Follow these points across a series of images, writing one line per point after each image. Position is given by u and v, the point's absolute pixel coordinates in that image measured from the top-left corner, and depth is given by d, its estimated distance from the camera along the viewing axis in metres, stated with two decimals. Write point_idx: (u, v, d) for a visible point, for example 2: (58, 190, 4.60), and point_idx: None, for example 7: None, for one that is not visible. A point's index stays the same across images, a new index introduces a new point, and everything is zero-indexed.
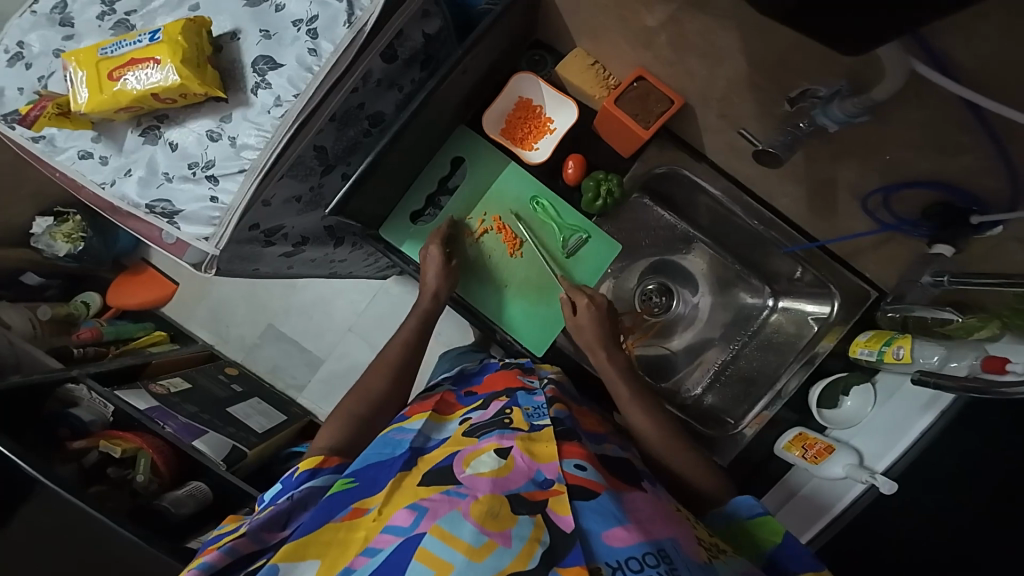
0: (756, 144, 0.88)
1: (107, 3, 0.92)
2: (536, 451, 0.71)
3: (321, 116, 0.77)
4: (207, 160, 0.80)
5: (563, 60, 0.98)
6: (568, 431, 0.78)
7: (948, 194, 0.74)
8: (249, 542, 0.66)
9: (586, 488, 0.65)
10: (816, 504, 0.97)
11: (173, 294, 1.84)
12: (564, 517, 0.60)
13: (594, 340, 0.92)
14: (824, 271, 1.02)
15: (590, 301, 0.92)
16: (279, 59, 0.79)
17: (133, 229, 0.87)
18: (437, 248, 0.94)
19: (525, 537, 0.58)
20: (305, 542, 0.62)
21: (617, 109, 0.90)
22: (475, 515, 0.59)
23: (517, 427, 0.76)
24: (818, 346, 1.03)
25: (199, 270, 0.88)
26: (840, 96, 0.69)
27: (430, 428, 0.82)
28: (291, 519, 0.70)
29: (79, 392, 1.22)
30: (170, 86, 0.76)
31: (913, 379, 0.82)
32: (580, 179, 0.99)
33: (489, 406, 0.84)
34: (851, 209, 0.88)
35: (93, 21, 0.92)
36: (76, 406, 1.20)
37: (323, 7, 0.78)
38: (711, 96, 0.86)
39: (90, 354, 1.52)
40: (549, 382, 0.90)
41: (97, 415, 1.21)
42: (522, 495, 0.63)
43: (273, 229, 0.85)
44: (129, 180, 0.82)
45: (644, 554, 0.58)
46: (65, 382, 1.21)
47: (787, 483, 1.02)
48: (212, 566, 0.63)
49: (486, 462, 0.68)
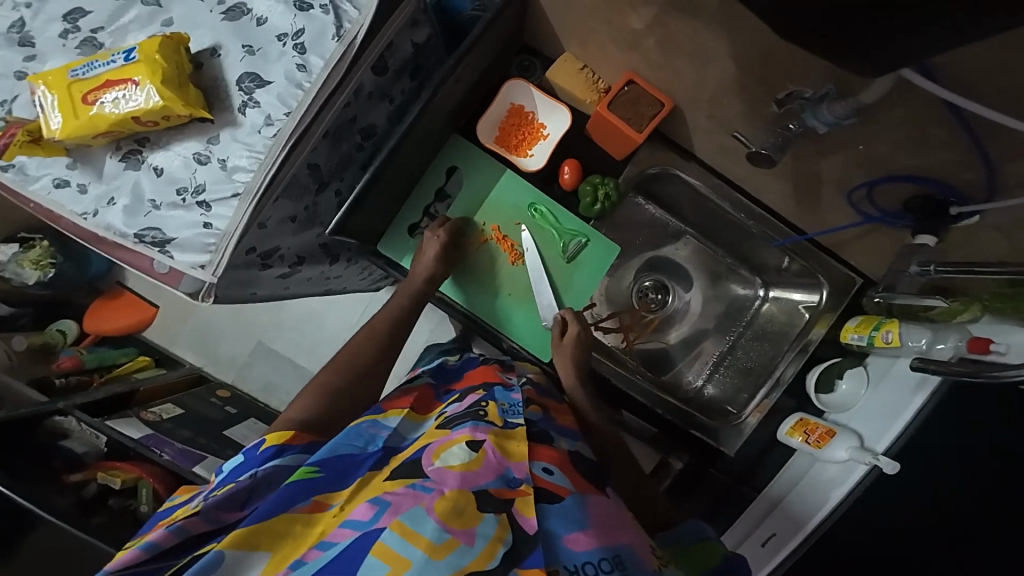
0: (750, 147, 0.88)
1: (71, 20, 0.88)
2: (508, 449, 0.72)
3: (315, 134, 0.75)
4: (197, 185, 0.77)
5: (551, 66, 0.96)
6: (541, 432, 0.80)
7: (931, 187, 0.78)
8: (200, 522, 0.64)
9: (551, 492, 0.68)
10: (792, 519, 0.96)
11: (155, 317, 1.78)
12: (529, 519, 0.62)
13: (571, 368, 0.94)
14: (813, 262, 1.04)
15: (579, 330, 0.93)
16: (266, 75, 0.76)
17: (129, 263, 0.82)
18: (442, 235, 0.93)
19: (489, 535, 0.59)
20: (256, 532, 0.60)
21: (610, 113, 0.90)
22: (439, 511, 0.59)
23: (492, 420, 0.76)
24: (811, 333, 1.07)
25: (196, 299, 0.83)
26: (829, 99, 0.72)
27: (405, 427, 0.82)
28: (250, 501, 0.68)
29: (68, 424, 1.19)
30: (152, 108, 0.72)
31: (913, 364, 0.84)
32: (576, 184, 0.99)
33: (465, 398, 0.84)
34: (837, 203, 0.91)
35: (57, 39, 0.88)
36: (67, 438, 1.17)
37: (309, 20, 0.76)
38: (702, 98, 0.87)
39: (73, 384, 1.47)
40: (527, 383, 0.92)
41: (90, 446, 1.20)
42: (490, 493, 0.64)
43: (268, 251, 0.82)
44: (113, 209, 0.78)
45: (601, 560, 0.61)
46: (52, 414, 1.14)
47: (770, 495, 1.04)
48: (157, 545, 0.62)
49: (457, 455, 0.68)
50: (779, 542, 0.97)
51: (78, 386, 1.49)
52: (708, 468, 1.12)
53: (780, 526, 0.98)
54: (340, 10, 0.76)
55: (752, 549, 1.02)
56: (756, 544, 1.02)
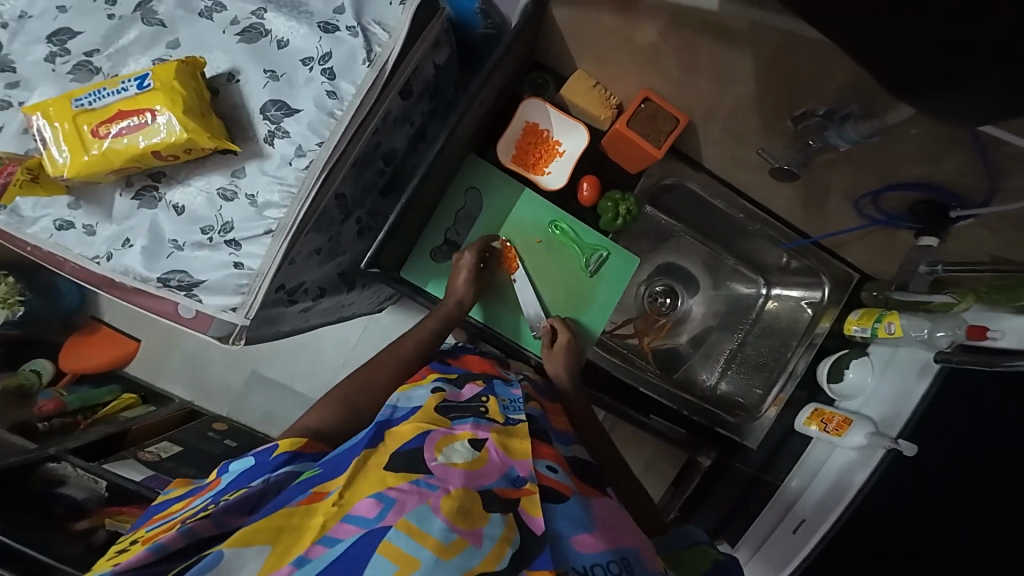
0: (774, 162, 0.94)
1: (57, 41, 0.81)
2: (512, 448, 0.69)
3: (346, 164, 0.73)
4: (224, 223, 0.74)
5: (566, 82, 0.97)
6: (541, 430, 0.78)
7: (936, 194, 0.85)
8: (210, 525, 0.57)
9: (556, 490, 0.65)
10: (813, 516, 0.98)
11: (136, 351, 1.67)
12: (535, 519, 0.59)
13: (564, 374, 0.93)
14: (814, 261, 1.09)
15: (569, 339, 0.93)
16: (294, 103, 0.73)
17: (149, 310, 0.79)
18: (471, 254, 0.92)
19: (496, 537, 0.55)
20: (255, 526, 0.54)
21: (629, 130, 0.92)
22: (445, 510, 0.56)
23: (493, 418, 0.74)
24: (817, 328, 1.12)
25: (225, 343, 0.80)
26: (853, 118, 0.79)
27: (399, 398, 0.78)
28: (260, 505, 0.61)
29: (64, 470, 1.11)
30: (175, 141, 0.69)
31: (938, 357, 0.90)
32: (595, 200, 1.02)
33: (465, 387, 0.82)
34: (843, 209, 0.96)
35: (43, 63, 0.81)
36: (64, 485, 1.10)
37: (336, 44, 0.73)
38: (718, 110, 0.90)
39: (58, 426, 1.38)
40: (524, 379, 0.91)
41: (90, 491, 1.12)
42: (494, 492, 0.61)
43: (294, 286, 0.79)
44: (131, 252, 0.75)
45: (609, 562, 0.59)
46: (45, 462, 1.09)
47: (795, 485, 1.05)
48: (165, 547, 0.54)
49: (459, 452, 0.65)
50: (809, 529, 0.97)
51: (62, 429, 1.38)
52: (731, 460, 1.17)
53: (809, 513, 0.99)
54: (369, 33, 0.74)
55: (781, 537, 1.01)
56: (784, 534, 1.01)
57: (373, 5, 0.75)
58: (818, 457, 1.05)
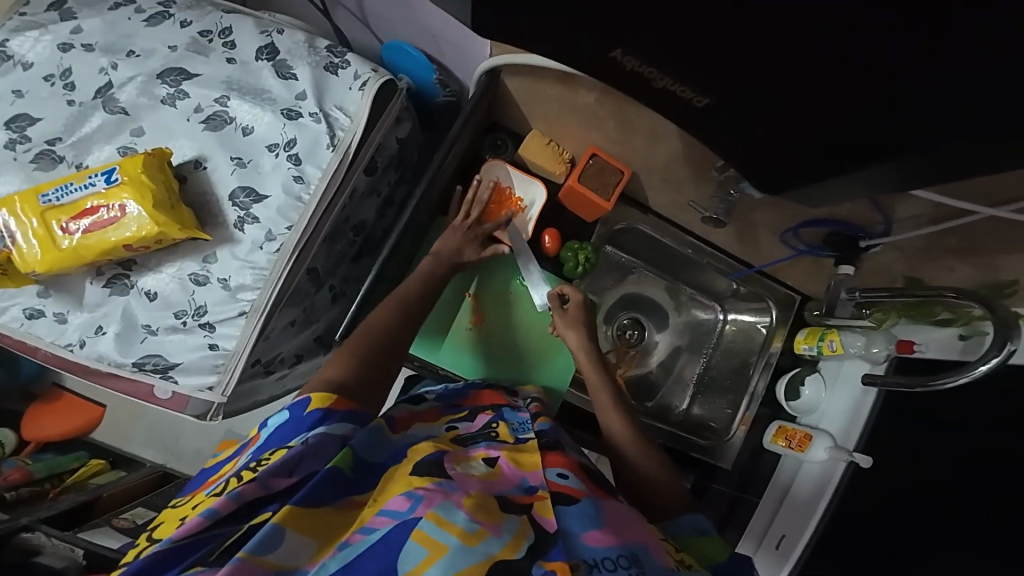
0: (704, 212, 1.05)
1: (15, 127, 0.84)
2: (522, 461, 0.71)
3: (315, 242, 0.80)
4: (196, 307, 0.80)
5: (522, 142, 1.06)
6: (552, 442, 0.78)
7: (842, 228, 0.95)
8: (257, 488, 0.56)
9: (568, 494, 0.66)
10: (795, 527, 1.07)
11: (101, 417, 1.60)
12: (547, 519, 0.60)
13: (578, 336, 0.96)
14: (761, 288, 1.19)
15: (582, 297, 0.98)
16: (262, 189, 0.79)
17: (125, 393, 0.83)
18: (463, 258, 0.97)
19: (513, 531, 0.57)
20: (317, 513, 0.55)
21: (580, 185, 1.01)
22: (468, 505, 0.58)
23: (503, 439, 0.76)
24: (771, 348, 1.20)
25: (202, 420, 0.83)
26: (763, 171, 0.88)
27: (417, 430, 0.76)
28: (300, 467, 0.60)
29: (37, 540, 1.19)
30: (145, 235, 0.74)
31: (866, 381, 1.00)
32: (557, 250, 1.09)
33: (476, 418, 0.83)
34: (772, 242, 1.06)
35: (3, 151, 0.84)
36: (39, 555, 1.16)
37: (300, 131, 0.79)
38: (655, 165, 1.00)
39: (25, 495, 1.35)
40: (532, 401, 0.92)
41: (68, 560, 1.17)
42: (512, 498, 0.63)
43: (271, 358, 0.83)
44: (104, 339, 0.80)
45: (618, 557, 0.59)
46: (16, 532, 1.18)
47: (773, 494, 1.12)
48: (217, 512, 0.53)
49: (476, 467, 0.67)
50: (792, 542, 1.06)
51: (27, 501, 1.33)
52: (714, 483, 1.21)
53: (789, 525, 1.08)
54: (331, 118, 0.80)
55: (767, 555, 1.08)
56: (769, 548, 1.09)
57: (334, 90, 0.81)
58: (790, 471, 1.12)
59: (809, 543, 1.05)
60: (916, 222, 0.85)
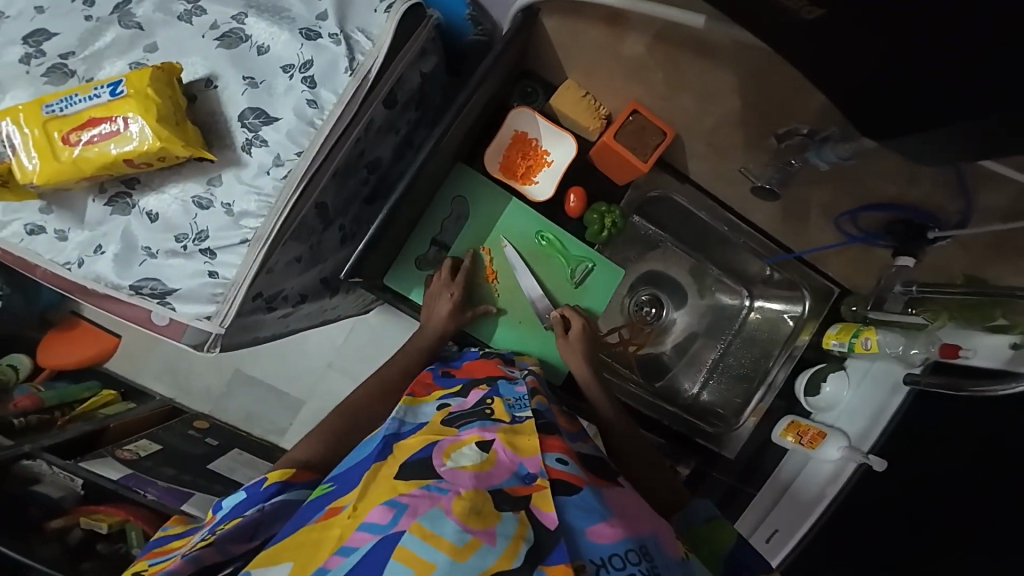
0: (754, 180, 0.96)
1: (33, 42, 0.79)
2: (519, 445, 0.66)
3: (325, 174, 0.74)
4: (198, 231, 0.77)
5: (555, 93, 0.96)
6: (549, 424, 0.73)
7: (906, 213, 0.88)
8: (214, 552, 0.60)
9: (568, 483, 0.61)
10: (788, 524, 1.03)
11: (117, 348, 1.64)
12: (548, 513, 0.56)
13: (579, 363, 0.91)
14: (796, 275, 1.07)
15: (583, 324, 0.92)
16: (274, 111, 0.73)
17: (122, 315, 0.82)
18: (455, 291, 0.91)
19: (510, 534, 0.53)
20: (281, 545, 0.56)
21: (618, 145, 0.91)
22: (457, 512, 0.54)
23: (499, 418, 0.71)
24: (797, 341, 1.11)
25: (199, 351, 0.81)
26: (832, 141, 0.82)
27: (404, 412, 0.75)
28: (258, 531, 0.64)
29: (37, 468, 1.22)
30: (148, 149, 0.70)
31: (907, 377, 0.93)
32: (581, 212, 1.01)
33: (469, 394, 0.78)
34: (824, 226, 0.98)
35: (17, 65, 0.79)
36: (39, 483, 1.23)
37: (318, 51, 0.72)
38: (703, 126, 0.91)
39: (34, 423, 1.37)
40: (530, 372, 0.86)
41: (66, 490, 1.24)
42: (505, 491, 0.59)
43: (273, 294, 0.80)
44: (103, 259, 0.79)
45: (628, 551, 0.55)
46: (19, 458, 1.20)
47: (773, 487, 1.07)
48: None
49: (468, 456, 0.63)
50: (783, 539, 1.03)
51: (39, 426, 1.37)
52: (711, 470, 1.11)
53: (782, 521, 1.04)
54: (352, 40, 0.73)
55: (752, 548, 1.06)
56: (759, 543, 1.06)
57: (356, 12, 0.74)
58: (793, 468, 1.07)
59: (802, 541, 1.02)
60: (990, 215, 0.80)
